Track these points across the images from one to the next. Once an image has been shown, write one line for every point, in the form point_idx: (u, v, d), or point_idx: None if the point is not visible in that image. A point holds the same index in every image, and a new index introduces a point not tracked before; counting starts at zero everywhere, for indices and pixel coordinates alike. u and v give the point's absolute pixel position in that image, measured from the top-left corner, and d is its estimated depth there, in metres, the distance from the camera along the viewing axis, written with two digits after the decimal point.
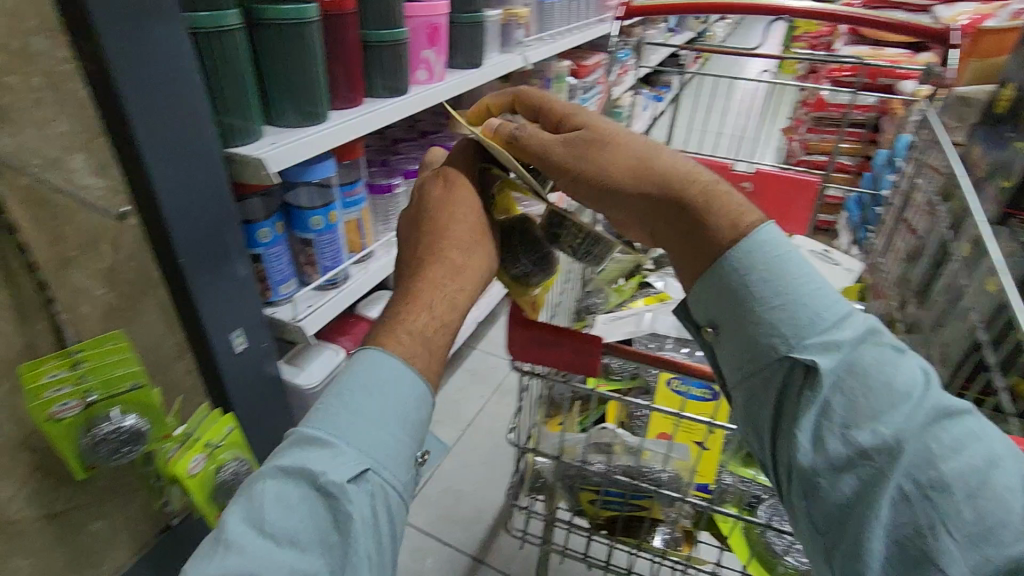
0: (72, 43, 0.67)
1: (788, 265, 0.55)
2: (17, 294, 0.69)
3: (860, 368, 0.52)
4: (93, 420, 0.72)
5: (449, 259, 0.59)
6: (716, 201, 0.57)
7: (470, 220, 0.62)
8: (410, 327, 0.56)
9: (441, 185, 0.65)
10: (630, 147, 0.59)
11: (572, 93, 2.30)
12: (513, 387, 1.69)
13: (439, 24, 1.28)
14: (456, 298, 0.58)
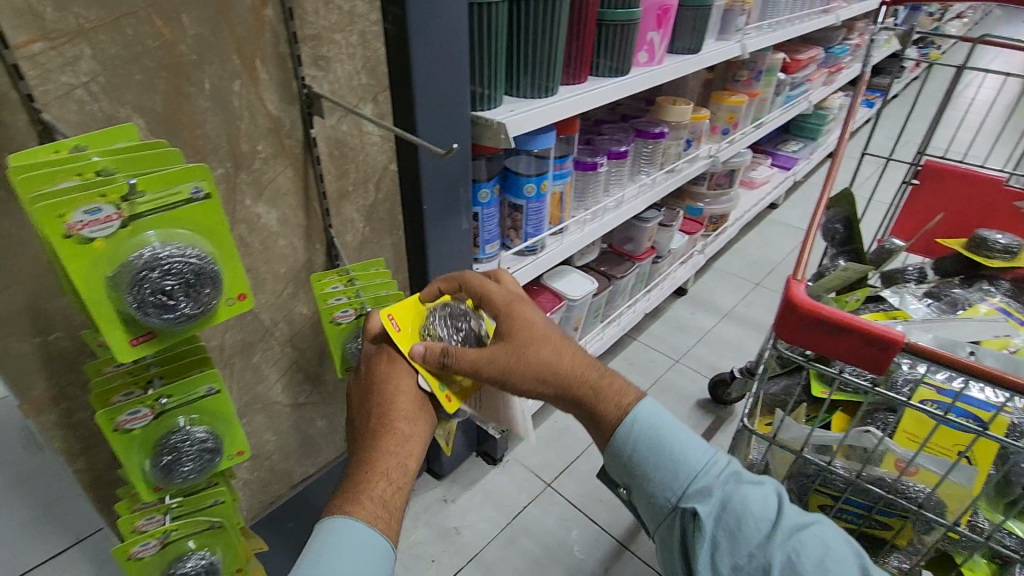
0: (382, 7, 0.77)
1: (665, 437, 0.65)
2: (308, 217, 0.83)
3: (732, 506, 0.60)
4: (359, 329, 0.76)
5: (397, 431, 0.65)
6: (604, 393, 0.69)
7: (413, 395, 0.67)
8: (372, 495, 0.60)
9: (386, 365, 0.68)
10: (537, 355, 0.68)
11: (778, 88, 2.13)
12: (671, 384, 1.65)
13: (669, 7, 1.26)
14: (408, 462, 0.64)
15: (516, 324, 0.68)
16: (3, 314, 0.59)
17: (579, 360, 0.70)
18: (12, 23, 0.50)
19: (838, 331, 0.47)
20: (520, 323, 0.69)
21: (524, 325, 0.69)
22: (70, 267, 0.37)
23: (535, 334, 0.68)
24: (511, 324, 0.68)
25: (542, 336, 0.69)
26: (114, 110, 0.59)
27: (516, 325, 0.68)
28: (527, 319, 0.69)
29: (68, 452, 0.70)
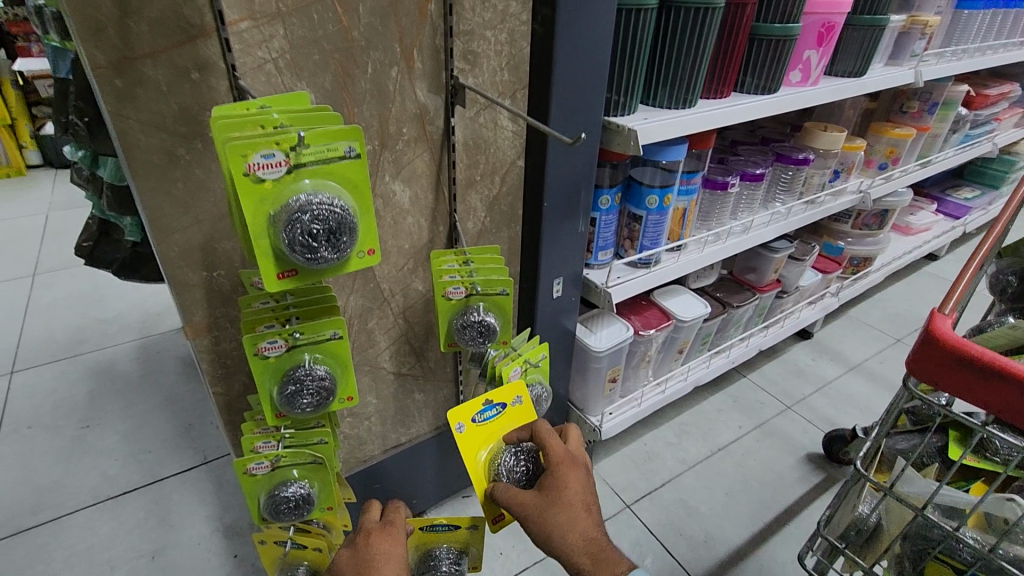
0: (533, 8, 0.81)
1: None
2: (437, 198, 0.88)
3: None
4: (468, 307, 0.80)
5: None
6: (602, 562, 0.67)
7: (400, 568, 0.67)
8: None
9: (382, 542, 0.70)
10: (554, 518, 0.67)
11: (956, 124, 1.88)
12: (779, 430, 1.51)
13: (835, 24, 1.17)
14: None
15: (555, 483, 0.70)
16: (183, 248, 0.70)
17: (591, 530, 0.68)
18: (230, 2, 0.60)
19: (993, 379, 0.43)
20: (560, 483, 0.70)
21: (562, 488, 0.70)
22: (243, 201, 0.44)
23: (565, 496, 0.69)
24: (551, 484, 0.70)
25: (572, 499, 0.69)
26: (292, 84, 0.68)
27: (554, 484, 0.70)
28: (571, 480, 0.71)
29: (212, 375, 0.81)
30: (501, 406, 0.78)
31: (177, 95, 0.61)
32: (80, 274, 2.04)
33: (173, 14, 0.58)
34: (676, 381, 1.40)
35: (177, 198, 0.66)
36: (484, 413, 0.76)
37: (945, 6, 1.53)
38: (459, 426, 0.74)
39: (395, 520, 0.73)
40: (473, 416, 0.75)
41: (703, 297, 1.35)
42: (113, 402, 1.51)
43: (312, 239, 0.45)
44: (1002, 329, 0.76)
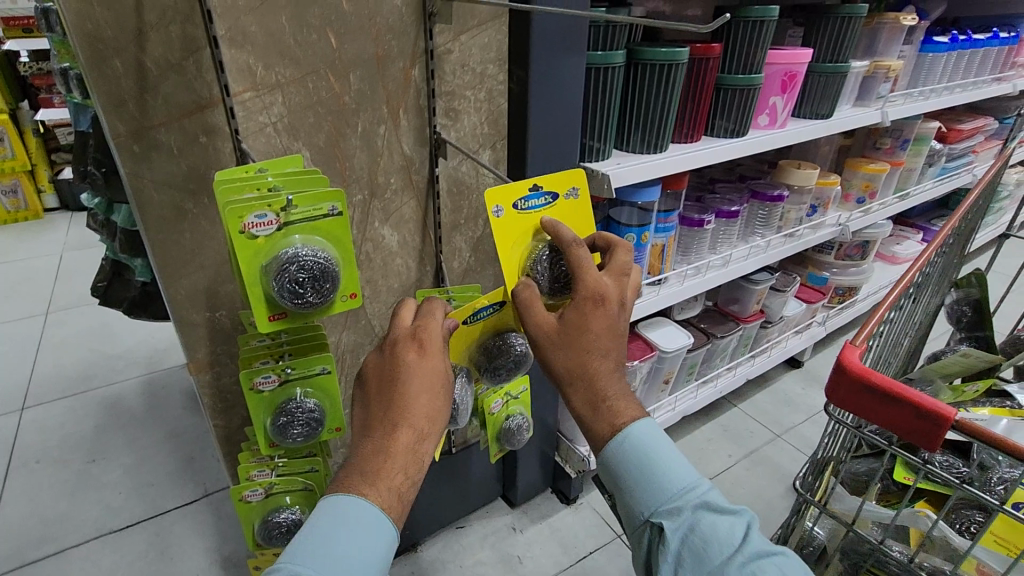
0: (509, 70, 0.90)
1: (657, 463, 0.62)
2: (424, 240, 0.96)
3: (700, 531, 0.57)
4: None
5: (412, 427, 0.60)
6: (606, 406, 0.66)
7: (435, 385, 0.62)
8: (388, 484, 0.57)
9: (414, 353, 0.63)
10: (559, 359, 0.66)
11: (932, 158, 1.96)
12: (768, 459, 1.54)
13: (796, 72, 1.26)
14: (423, 459, 0.60)
15: (578, 322, 0.66)
16: (189, 291, 0.77)
17: (607, 378, 0.66)
18: (235, 77, 0.68)
19: (886, 400, 0.46)
20: (584, 323, 0.66)
21: (582, 331, 0.66)
22: (238, 255, 0.51)
23: (583, 341, 0.66)
24: (578, 318, 0.66)
25: (591, 344, 0.66)
26: (290, 144, 0.76)
27: (576, 323, 0.66)
28: (596, 322, 0.66)
29: (213, 408, 0.86)
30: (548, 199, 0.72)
31: (186, 157, 0.69)
32: (91, 313, 2.12)
33: (186, 89, 0.66)
34: (663, 411, 1.44)
35: (184, 246, 0.73)
36: (530, 202, 0.70)
37: (908, 51, 1.62)
38: (497, 209, 0.68)
39: (432, 331, 0.65)
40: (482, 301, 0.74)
41: (686, 328, 1.40)
42: (119, 437, 1.57)
43: (298, 286, 0.51)
44: (955, 357, 0.81)
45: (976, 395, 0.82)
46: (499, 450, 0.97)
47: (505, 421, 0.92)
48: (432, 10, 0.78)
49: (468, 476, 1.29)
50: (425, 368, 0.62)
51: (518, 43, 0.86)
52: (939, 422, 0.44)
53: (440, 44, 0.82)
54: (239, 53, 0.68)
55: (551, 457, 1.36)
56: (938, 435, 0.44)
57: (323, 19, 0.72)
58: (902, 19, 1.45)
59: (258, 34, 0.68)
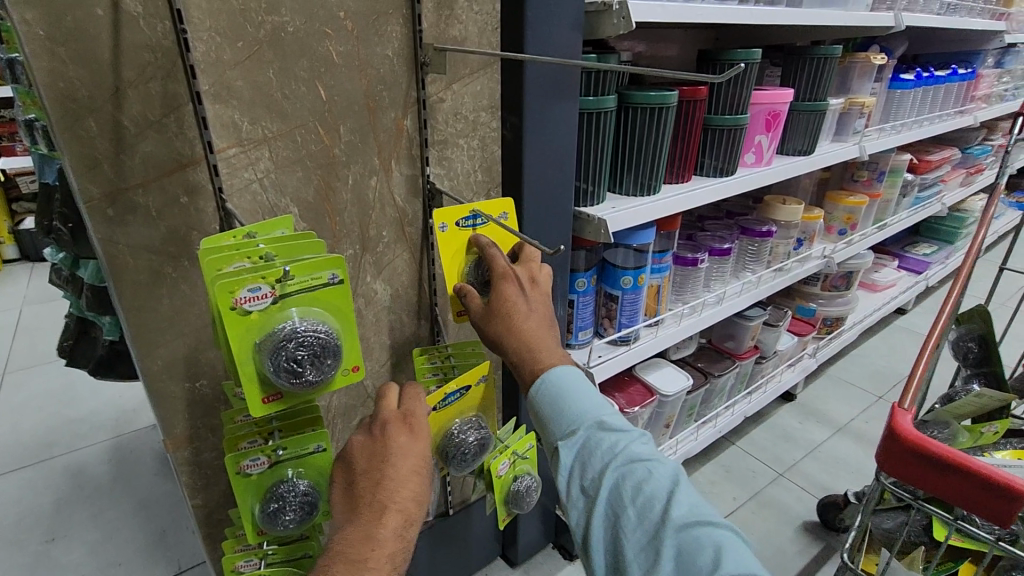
0: (502, 117, 0.88)
1: (564, 393, 0.65)
2: (418, 294, 0.91)
3: (593, 444, 0.62)
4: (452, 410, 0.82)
5: (401, 510, 0.58)
6: (535, 355, 0.68)
7: (423, 467, 0.62)
8: (374, 573, 0.54)
9: (406, 436, 0.63)
10: (492, 334, 0.69)
11: (905, 188, 2.01)
12: (773, 499, 1.50)
13: (779, 111, 1.28)
14: (408, 547, 0.58)
15: (497, 294, 0.70)
16: (167, 360, 0.70)
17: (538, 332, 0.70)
18: (219, 133, 0.64)
19: (952, 473, 0.43)
20: (504, 300, 0.68)
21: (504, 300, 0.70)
22: (229, 332, 0.46)
23: (506, 310, 0.68)
24: (500, 297, 0.69)
25: (514, 315, 0.68)
26: (277, 201, 0.72)
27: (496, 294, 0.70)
28: (519, 298, 0.69)
29: (191, 486, 0.79)
30: (486, 219, 0.75)
31: (165, 218, 0.64)
32: (52, 373, 1.99)
33: (165, 147, 0.62)
34: (665, 455, 1.39)
35: (162, 312, 0.68)
36: (471, 222, 0.74)
37: (878, 88, 1.68)
38: (443, 225, 0.72)
39: (420, 411, 0.65)
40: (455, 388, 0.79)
41: (684, 369, 1.37)
42: (83, 511, 1.45)
43: (297, 363, 0.47)
44: (968, 398, 0.80)
45: (995, 436, 0.79)
46: (506, 515, 0.90)
47: (513, 484, 0.87)
48: (424, 60, 0.77)
49: (466, 538, 1.21)
50: (412, 446, 0.63)
51: (511, 90, 0.85)
52: (1012, 498, 0.42)
53: (432, 93, 0.80)
54: (223, 108, 0.64)
55: (552, 510, 1.30)
56: (1008, 509, 0.42)
57: (312, 72, 0.69)
58: (872, 58, 1.50)
59: (244, 88, 0.64)
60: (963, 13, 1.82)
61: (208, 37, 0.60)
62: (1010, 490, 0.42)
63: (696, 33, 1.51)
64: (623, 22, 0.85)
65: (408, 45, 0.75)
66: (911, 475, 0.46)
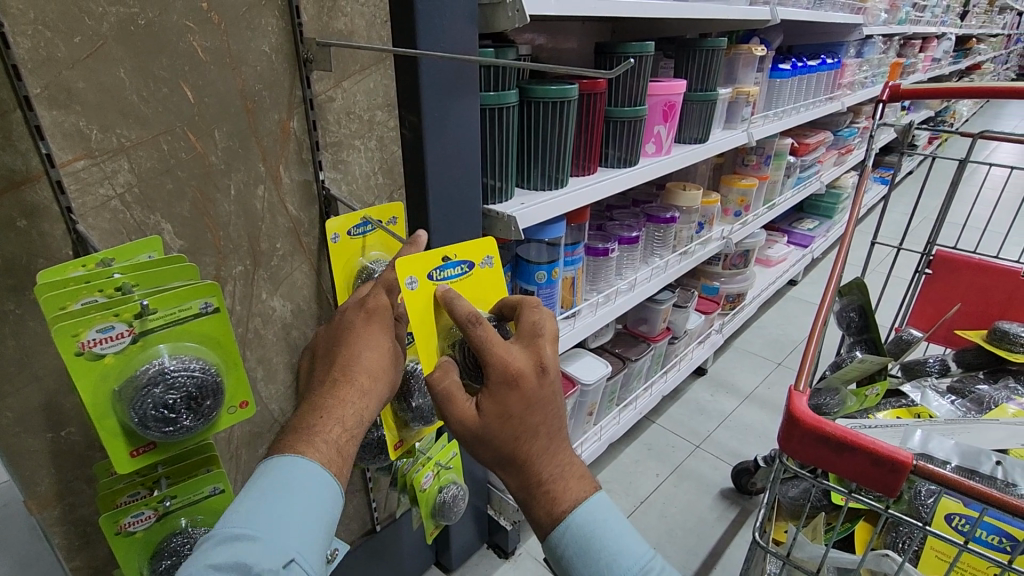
0: (400, 115, 0.83)
1: (597, 544, 0.62)
2: (322, 307, 0.86)
3: None
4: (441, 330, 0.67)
5: (357, 384, 0.62)
6: (533, 411, 0.62)
7: (381, 347, 0.66)
8: (325, 438, 0.57)
9: (361, 320, 0.67)
10: (498, 367, 0.61)
11: (789, 170, 2.17)
12: (692, 472, 1.57)
13: (674, 102, 1.33)
14: (365, 415, 0.61)
15: (519, 367, 0.61)
16: (20, 411, 0.60)
17: (540, 458, 0.65)
18: (61, 144, 0.55)
19: (846, 451, 0.45)
20: (531, 330, 0.64)
21: (520, 384, 0.61)
22: (79, 377, 0.44)
23: (531, 349, 0.63)
24: (526, 332, 0.64)
25: (539, 360, 0.63)
26: (145, 218, 0.63)
27: (521, 370, 0.61)
28: (548, 344, 0.64)
29: (68, 547, 0.69)
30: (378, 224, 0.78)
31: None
32: None
33: None
34: (591, 442, 1.42)
35: (8, 356, 0.58)
36: (362, 229, 0.77)
37: (761, 78, 1.79)
38: (334, 236, 0.73)
39: (381, 300, 0.68)
40: (429, 272, 0.65)
41: (602, 356, 1.40)
42: None
43: (167, 409, 0.47)
44: (853, 363, 0.87)
45: (877, 397, 0.88)
46: (435, 526, 0.92)
47: (438, 495, 0.88)
48: (307, 56, 0.71)
49: (398, 552, 1.17)
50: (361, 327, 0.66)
51: (407, 87, 0.80)
52: (896, 470, 0.44)
53: (320, 92, 0.74)
54: (63, 115, 0.55)
55: (483, 510, 1.28)
56: (899, 481, 0.45)
57: (174, 71, 0.61)
58: (753, 50, 1.60)
59: (88, 91, 0.56)
60: (828, 7, 1.98)
61: (34, 31, 0.51)
62: (896, 463, 0.44)
63: (592, 26, 1.53)
64: (518, 16, 0.83)
65: (288, 40, 0.69)
66: (812, 456, 0.48)
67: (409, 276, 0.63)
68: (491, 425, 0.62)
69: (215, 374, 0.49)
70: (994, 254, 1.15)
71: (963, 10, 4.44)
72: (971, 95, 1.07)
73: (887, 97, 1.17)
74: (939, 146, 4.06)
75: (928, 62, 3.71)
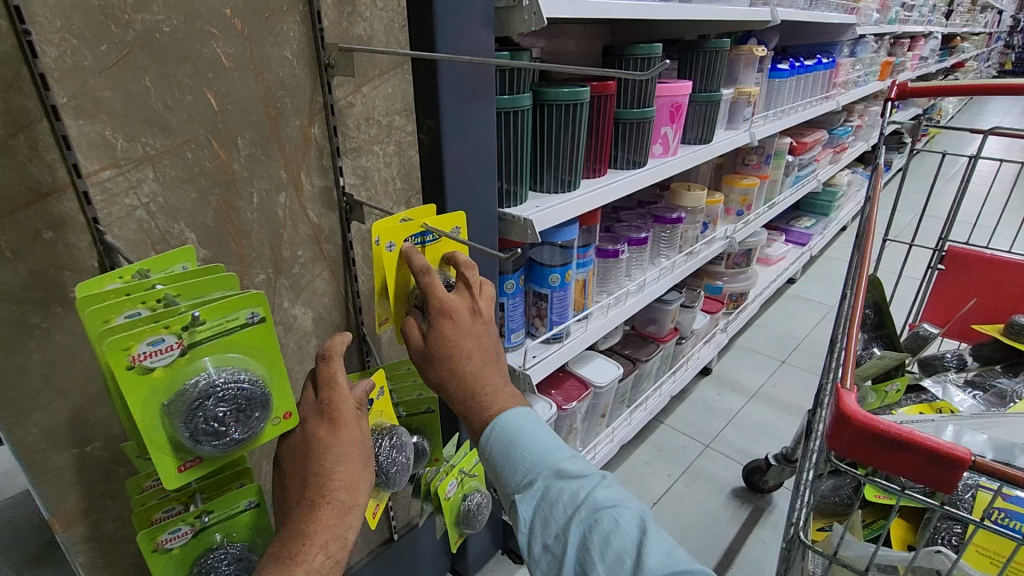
0: (418, 120, 0.83)
1: (515, 440, 0.63)
2: (342, 314, 0.85)
3: (550, 498, 0.60)
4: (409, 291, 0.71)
5: (334, 503, 0.57)
6: (466, 350, 0.65)
7: (354, 460, 0.59)
8: (308, 567, 0.53)
9: (326, 428, 0.58)
10: (435, 302, 0.64)
11: (788, 169, 2.19)
12: (703, 472, 1.57)
13: (681, 103, 1.34)
14: (348, 534, 0.57)
15: (454, 305, 0.65)
16: (45, 427, 0.59)
17: (478, 378, 0.65)
18: (87, 153, 0.54)
19: (900, 449, 0.45)
20: (468, 277, 0.68)
21: (456, 317, 0.65)
22: (132, 392, 0.43)
23: (468, 293, 0.67)
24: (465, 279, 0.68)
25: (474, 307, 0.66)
26: (169, 227, 0.62)
27: (456, 307, 0.65)
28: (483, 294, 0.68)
29: (90, 565, 0.68)
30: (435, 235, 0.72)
31: (24, 260, 0.53)
32: None
33: (17, 174, 0.51)
34: (603, 444, 1.42)
35: (33, 371, 0.56)
36: (417, 239, 0.70)
37: (761, 78, 1.81)
38: (389, 245, 0.66)
39: (339, 402, 0.58)
40: (406, 241, 0.68)
41: (613, 358, 1.40)
42: None
43: (217, 423, 0.47)
44: (873, 360, 0.88)
45: (898, 392, 0.91)
46: (458, 535, 0.91)
47: (463, 502, 0.88)
48: (329, 61, 0.70)
49: (415, 560, 1.15)
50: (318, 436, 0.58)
51: (425, 90, 0.80)
52: (954, 467, 0.44)
53: (340, 97, 0.74)
54: (89, 124, 0.54)
55: (499, 516, 1.27)
56: (957, 480, 0.45)
57: (198, 78, 0.60)
58: (754, 50, 1.61)
59: (114, 100, 0.55)
60: (823, 7, 2.01)
61: (61, 39, 0.50)
62: (954, 462, 0.44)
63: (595, 28, 1.53)
64: (535, 19, 0.83)
65: (310, 45, 0.68)
66: (862, 454, 0.48)
67: (387, 240, 0.66)
68: (430, 357, 0.65)
69: (261, 388, 0.49)
70: (1005, 249, 1.16)
71: (947, 10, 4.52)
72: (977, 92, 1.08)
73: (895, 94, 1.18)
74: (929, 142, 4.12)
75: (916, 61, 3.77)
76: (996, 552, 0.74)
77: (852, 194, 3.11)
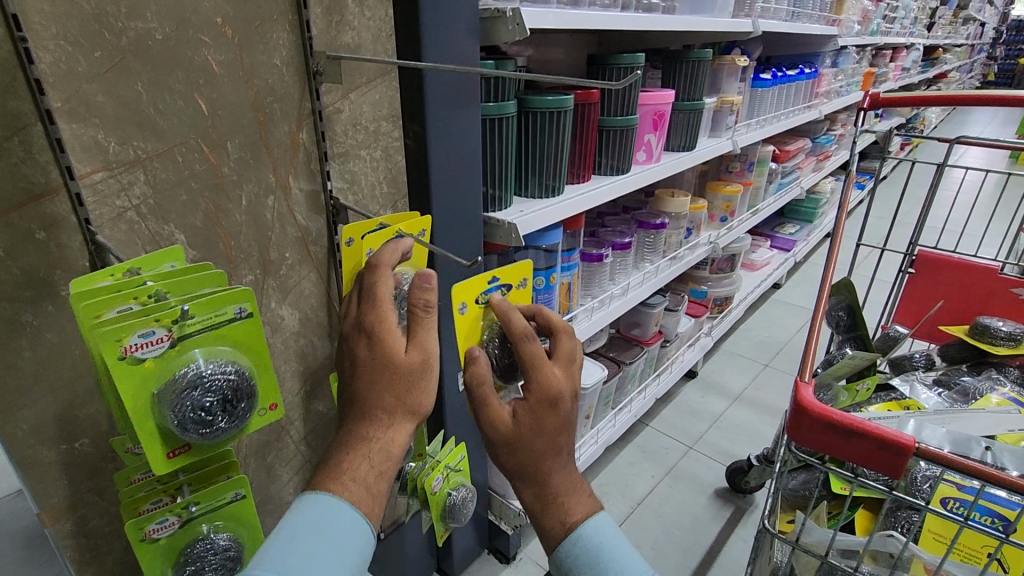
0: (404, 125, 0.85)
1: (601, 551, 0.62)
2: (329, 315, 0.87)
3: None
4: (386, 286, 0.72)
5: (381, 414, 0.58)
6: (558, 440, 0.64)
7: (399, 374, 0.58)
8: (353, 477, 0.56)
9: (364, 343, 0.59)
10: (540, 391, 0.62)
11: (771, 176, 2.24)
12: (686, 473, 1.60)
13: (663, 111, 1.37)
14: (393, 446, 0.58)
15: (560, 391, 0.62)
16: (34, 423, 0.60)
17: (559, 475, 0.65)
18: (80, 156, 0.56)
19: (852, 437, 0.49)
20: (567, 361, 0.66)
21: (560, 408, 0.63)
22: (122, 383, 0.46)
23: (569, 381, 0.65)
24: (560, 358, 0.66)
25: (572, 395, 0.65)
26: (159, 229, 0.64)
27: (562, 393, 0.63)
28: (579, 377, 0.67)
29: (78, 560, 0.69)
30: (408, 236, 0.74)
31: (16, 259, 0.55)
32: None
33: (11, 176, 0.53)
34: (588, 446, 1.44)
35: (24, 368, 0.58)
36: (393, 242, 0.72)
37: (744, 87, 1.85)
38: (369, 251, 0.68)
39: (378, 316, 0.59)
40: (382, 243, 0.70)
41: (598, 360, 1.42)
42: None
43: (206, 413, 0.49)
44: (845, 359, 0.90)
45: (868, 390, 0.94)
46: (444, 530, 0.93)
47: (448, 497, 0.89)
48: (317, 69, 0.72)
49: (401, 559, 1.16)
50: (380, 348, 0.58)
51: (411, 98, 0.82)
52: (901, 453, 0.47)
53: (328, 104, 0.76)
54: (82, 128, 0.56)
55: (485, 516, 1.29)
56: (904, 465, 0.48)
57: (189, 84, 0.62)
58: (736, 60, 1.65)
59: (106, 104, 0.57)
60: (805, 19, 2.06)
61: (56, 45, 0.52)
62: (900, 448, 0.47)
63: (581, 38, 1.57)
64: (518, 29, 0.86)
65: (298, 53, 0.71)
66: (819, 442, 0.51)
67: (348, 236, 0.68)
68: (514, 445, 0.63)
69: (247, 379, 0.52)
70: (974, 253, 1.20)
71: (929, 21, 4.62)
72: (946, 103, 1.12)
73: (868, 105, 1.22)
74: (911, 151, 4.20)
75: (898, 71, 3.85)
76: (946, 535, 0.77)
77: (835, 201, 3.17)
